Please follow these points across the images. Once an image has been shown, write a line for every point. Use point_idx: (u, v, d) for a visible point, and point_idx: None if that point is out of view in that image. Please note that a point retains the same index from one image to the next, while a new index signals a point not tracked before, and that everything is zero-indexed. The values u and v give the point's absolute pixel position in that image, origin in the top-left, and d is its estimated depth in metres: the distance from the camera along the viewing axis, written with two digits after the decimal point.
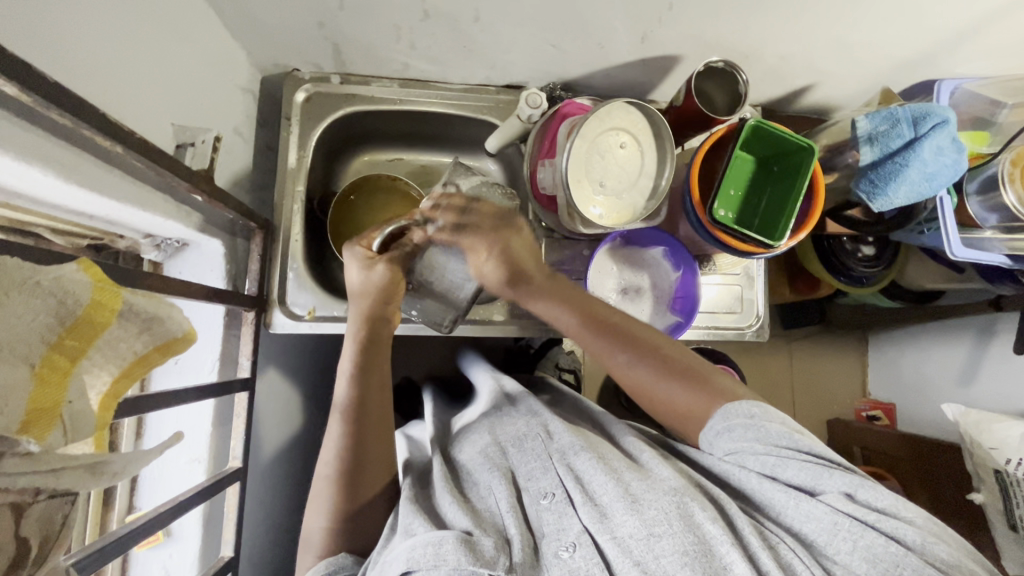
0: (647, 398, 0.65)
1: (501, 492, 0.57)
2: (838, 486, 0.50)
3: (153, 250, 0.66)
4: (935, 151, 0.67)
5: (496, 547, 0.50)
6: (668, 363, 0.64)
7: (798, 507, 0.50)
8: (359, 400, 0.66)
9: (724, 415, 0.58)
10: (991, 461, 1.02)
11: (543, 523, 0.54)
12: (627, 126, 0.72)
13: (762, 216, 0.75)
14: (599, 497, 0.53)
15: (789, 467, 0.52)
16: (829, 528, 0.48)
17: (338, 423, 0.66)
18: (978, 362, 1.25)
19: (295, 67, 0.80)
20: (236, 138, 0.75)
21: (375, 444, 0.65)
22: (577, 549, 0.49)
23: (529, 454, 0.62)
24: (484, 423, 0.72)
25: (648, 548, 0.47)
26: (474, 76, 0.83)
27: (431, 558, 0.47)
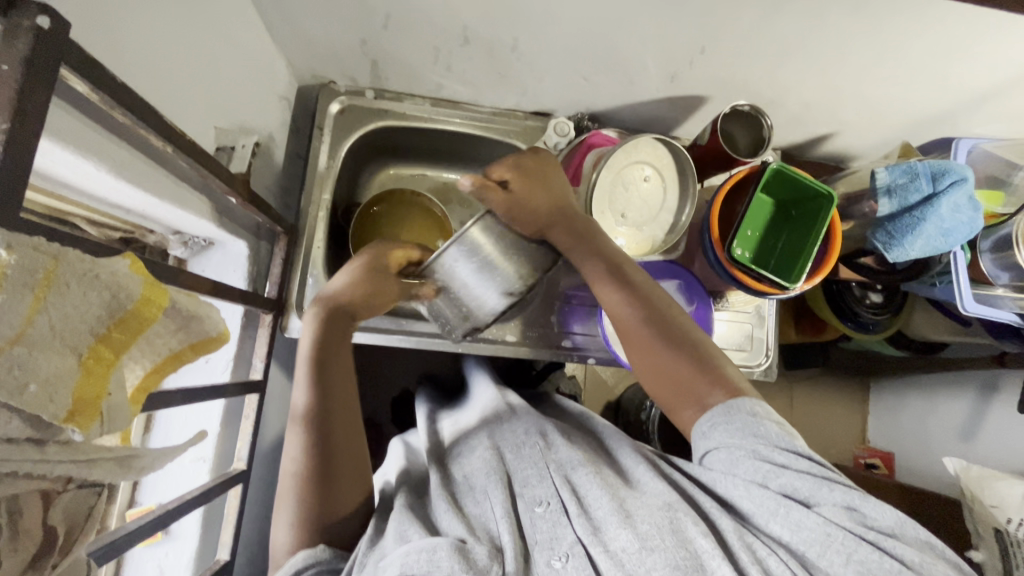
0: (647, 369, 0.63)
1: (496, 499, 0.57)
2: (835, 500, 0.51)
3: (180, 247, 0.67)
4: (954, 208, 0.68)
5: (489, 556, 0.50)
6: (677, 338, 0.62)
7: (787, 516, 0.51)
8: (322, 405, 0.64)
9: (726, 409, 0.56)
10: (991, 519, 1.01)
11: (536, 532, 0.54)
12: (652, 160, 0.73)
13: (779, 258, 0.77)
14: (594, 511, 0.53)
15: (785, 476, 0.52)
16: (822, 539, 0.48)
17: (299, 431, 0.63)
18: (980, 417, 1.24)
19: (332, 80, 0.82)
20: (270, 144, 0.76)
21: (341, 437, 0.64)
22: (570, 559, 0.49)
23: (527, 461, 0.62)
24: (483, 429, 0.71)
25: (640, 562, 0.47)
26: (505, 101, 0.86)
27: (425, 565, 0.47)
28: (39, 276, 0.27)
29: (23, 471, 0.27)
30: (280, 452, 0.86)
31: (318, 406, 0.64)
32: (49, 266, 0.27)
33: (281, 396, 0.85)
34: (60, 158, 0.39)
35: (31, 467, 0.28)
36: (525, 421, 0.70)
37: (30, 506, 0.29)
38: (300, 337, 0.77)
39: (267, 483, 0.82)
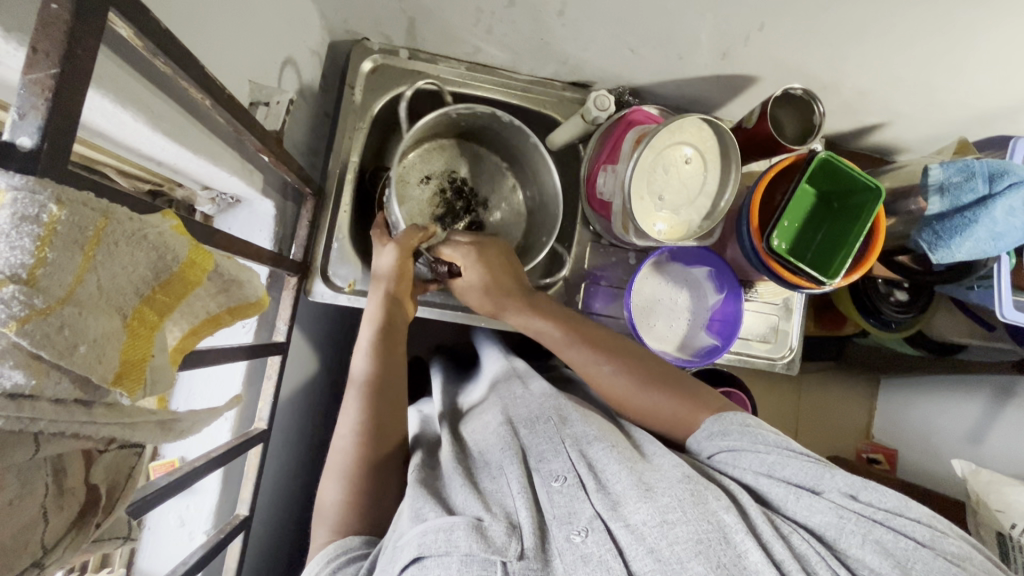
0: (628, 407, 0.67)
1: (512, 473, 0.57)
2: (840, 485, 0.51)
3: (208, 203, 0.67)
4: (1008, 211, 0.66)
5: (507, 533, 0.49)
6: (649, 374, 0.67)
7: (799, 502, 0.51)
8: (378, 376, 0.67)
9: (719, 420, 0.61)
10: (995, 523, 1.02)
11: (553, 505, 0.53)
12: (695, 141, 0.71)
13: (816, 250, 0.75)
14: (613, 485, 0.53)
15: (790, 466, 0.53)
16: (836, 522, 0.48)
17: (356, 395, 0.66)
18: (992, 422, 1.24)
19: (365, 36, 0.79)
20: (300, 100, 0.74)
21: (390, 412, 0.66)
22: (589, 534, 0.49)
23: (542, 436, 0.61)
24: (496, 400, 0.72)
25: (662, 535, 0.46)
26: (544, 69, 0.82)
27: (442, 545, 0.48)
28: (89, 233, 0.25)
29: (69, 432, 0.27)
30: (297, 413, 0.86)
31: (379, 374, 0.67)
32: (100, 224, 0.26)
33: (299, 358, 0.85)
34: (99, 106, 0.38)
35: (77, 428, 0.27)
36: (539, 394, 0.70)
37: (72, 465, 0.28)
38: (323, 302, 0.76)
39: (283, 443, 0.83)
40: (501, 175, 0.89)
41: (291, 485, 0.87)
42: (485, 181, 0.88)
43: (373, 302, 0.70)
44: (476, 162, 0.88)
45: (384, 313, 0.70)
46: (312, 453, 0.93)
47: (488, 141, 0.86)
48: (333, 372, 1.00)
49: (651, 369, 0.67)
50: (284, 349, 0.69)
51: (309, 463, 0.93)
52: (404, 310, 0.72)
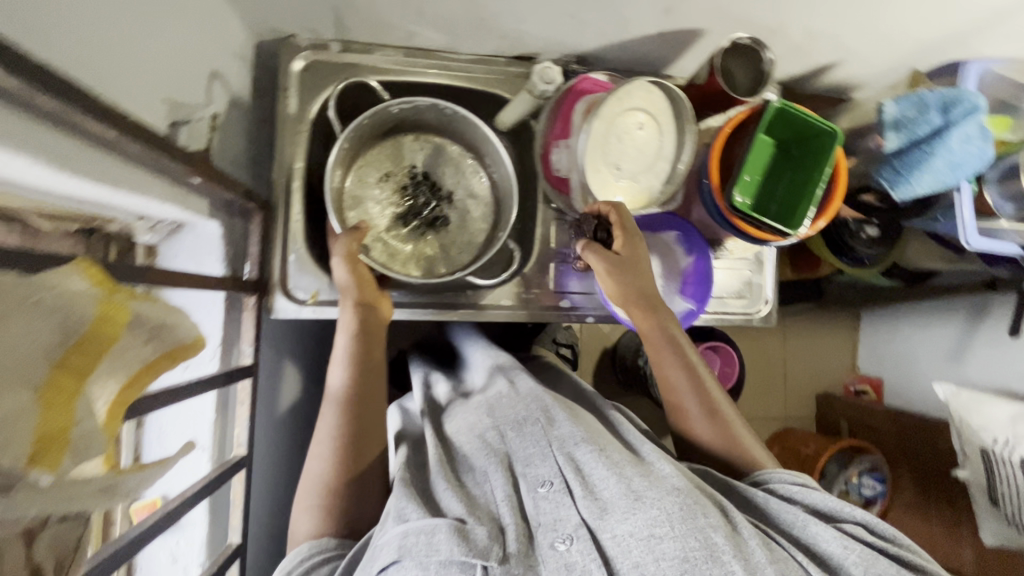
0: (671, 399, 0.69)
1: (497, 480, 0.58)
2: (856, 518, 0.55)
3: (148, 233, 0.63)
4: (964, 139, 0.64)
5: (490, 536, 0.51)
6: (703, 389, 0.68)
7: (806, 528, 0.54)
8: (354, 387, 0.66)
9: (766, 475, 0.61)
10: (976, 440, 1.05)
11: (539, 512, 0.54)
12: (647, 105, 0.69)
13: (780, 202, 0.74)
14: (601, 491, 0.54)
15: (812, 495, 0.57)
16: (840, 549, 0.51)
17: (334, 408, 0.65)
18: (969, 342, 1.27)
19: (293, 33, 0.74)
20: (231, 110, 0.70)
21: (368, 419, 0.65)
22: (574, 543, 0.50)
23: (529, 437, 0.61)
24: (484, 399, 0.71)
25: (647, 550, 0.48)
26: (485, 46, 0.78)
27: (424, 547, 0.49)
28: None
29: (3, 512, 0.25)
30: (281, 430, 0.85)
31: (353, 388, 0.65)
32: None
33: (275, 375, 0.83)
34: None
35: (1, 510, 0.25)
36: (527, 390, 0.68)
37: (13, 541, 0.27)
38: (287, 316, 0.74)
39: (271, 462, 0.82)
40: (466, 167, 0.84)
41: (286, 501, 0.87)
42: (449, 174, 0.83)
43: (345, 314, 0.67)
44: (437, 155, 0.83)
45: (356, 323, 0.67)
46: None
47: (446, 130, 0.81)
48: None
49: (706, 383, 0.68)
50: (252, 371, 0.67)
51: None
52: (378, 315, 0.69)
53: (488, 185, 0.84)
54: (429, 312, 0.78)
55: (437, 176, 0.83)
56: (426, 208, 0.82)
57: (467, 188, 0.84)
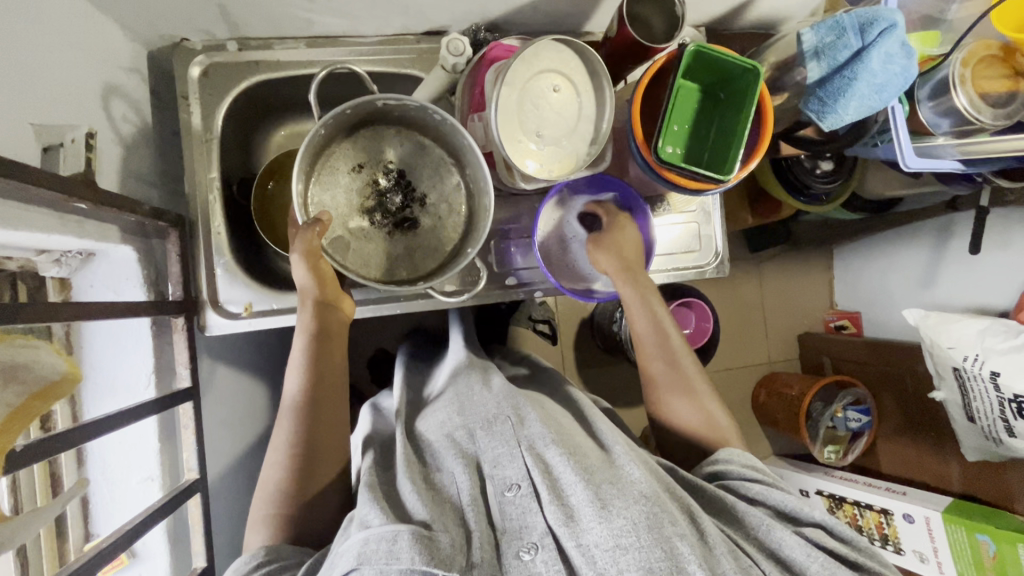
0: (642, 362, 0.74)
1: (464, 483, 0.57)
2: (817, 518, 0.56)
3: (54, 266, 0.59)
4: (886, 59, 0.63)
5: (454, 546, 0.51)
6: (674, 356, 0.72)
7: (770, 532, 0.54)
8: (309, 394, 0.63)
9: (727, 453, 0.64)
10: (949, 359, 1.06)
11: (505, 519, 0.54)
12: (559, 66, 0.66)
13: (711, 148, 0.72)
14: (569, 497, 0.53)
15: (775, 496, 0.58)
16: (806, 555, 0.52)
17: (290, 414, 0.62)
18: (936, 264, 1.27)
19: (183, 38, 0.71)
20: (128, 128, 0.67)
21: (329, 425, 0.63)
22: (539, 552, 0.50)
23: (497, 439, 0.61)
24: (451, 395, 0.70)
25: (612, 560, 0.48)
26: (390, 25, 0.75)
27: (384, 554, 0.48)
28: None
29: None
30: (247, 446, 0.84)
31: (309, 393, 0.63)
32: None
33: (229, 392, 0.81)
34: None
35: None
36: (497, 392, 0.68)
37: None
38: (223, 332, 0.72)
39: (238, 480, 0.80)
40: (446, 168, 0.76)
41: None
42: (427, 174, 0.76)
43: (302, 315, 0.65)
44: (417, 152, 0.76)
45: (315, 324, 0.64)
46: None
47: (427, 126, 0.72)
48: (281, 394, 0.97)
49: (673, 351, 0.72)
50: (192, 393, 0.66)
51: None
52: (338, 315, 0.66)
53: (466, 193, 0.76)
54: (379, 304, 0.78)
55: (413, 176, 0.75)
56: (397, 206, 0.76)
57: (443, 191, 0.76)
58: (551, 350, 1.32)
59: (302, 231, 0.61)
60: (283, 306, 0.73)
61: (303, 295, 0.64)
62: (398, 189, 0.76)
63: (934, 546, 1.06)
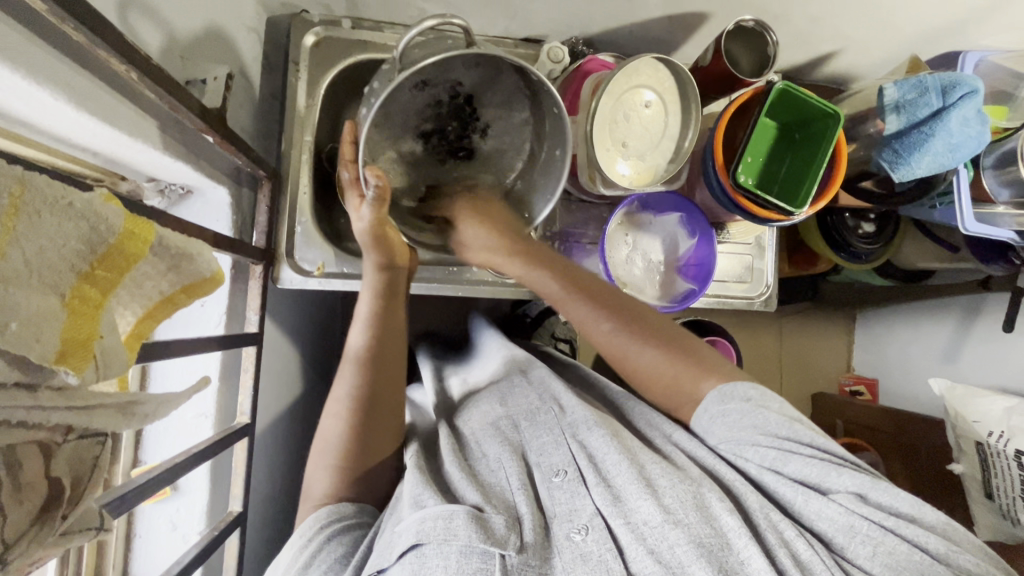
0: (620, 359, 0.66)
1: (511, 467, 0.56)
2: (848, 485, 0.50)
3: (157, 197, 0.63)
4: (962, 122, 0.66)
5: (507, 526, 0.49)
6: (637, 325, 0.65)
7: (808, 505, 0.50)
8: (371, 348, 0.65)
9: (720, 398, 0.58)
10: (973, 433, 1.05)
11: (555, 503, 0.53)
12: (654, 84, 0.70)
13: (783, 183, 0.75)
14: (614, 478, 0.52)
15: (794, 463, 0.52)
16: (845, 529, 0.48)
17: (352, 369, 0.64)
18: (962, 340, 1.28)
19: (304, 9, 0.75)
20: (243, 80, 0.70)
21: (387, 385, 0.64)
22: (589, 533, 0.49)
23: (542, 428, 0.61)
24: (494, 391, 0.70)
25: (662, 536, 0.47)
26: (494, 27, 0.80)
27: (442, 532, 0.47)
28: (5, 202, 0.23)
29: (14, 419, 0.25)
30: (280, 407, 0.84)
31: (370, 347, 0.65)
32: (15, 190, 0.24)
33: (276, 351, 0.82)
34: (11, 84, 0.35)
35: (22, 415, 0.25)
36: (537, 384, 0.69)
37: (28, 458, 0.27)
38: (293, 287, 0.74)
39: (269, 438, 0.81)
40: (519, 98, 0.65)
41: (282, 481, 0.86)
42: (495, 98, 0.65)
43: (368, 273, 0.66)
44: (490, 72, 0.63)
45: (383, 285, 0.66)
46: (298, 447, 0.92)
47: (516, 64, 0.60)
48: (313, 365, 0.98)
49: (637, 318, 0.66)
50: (258, 339, 0.68)
51: (296, 456, 0.92)
52: (404, 276, 0.68)
53: (531, 137, 0.68)
54: (437, 287, 0.79)
55: (481, 101, 0.65)
56: (454, 132, 0.67)
57: (508, 124, 0.67)
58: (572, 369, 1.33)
59: (370, 202, 0.61)
60: (353, 272, 0.76)
61: (369, 254, 0.65)
62: (459, 110, 0.66)
63: None
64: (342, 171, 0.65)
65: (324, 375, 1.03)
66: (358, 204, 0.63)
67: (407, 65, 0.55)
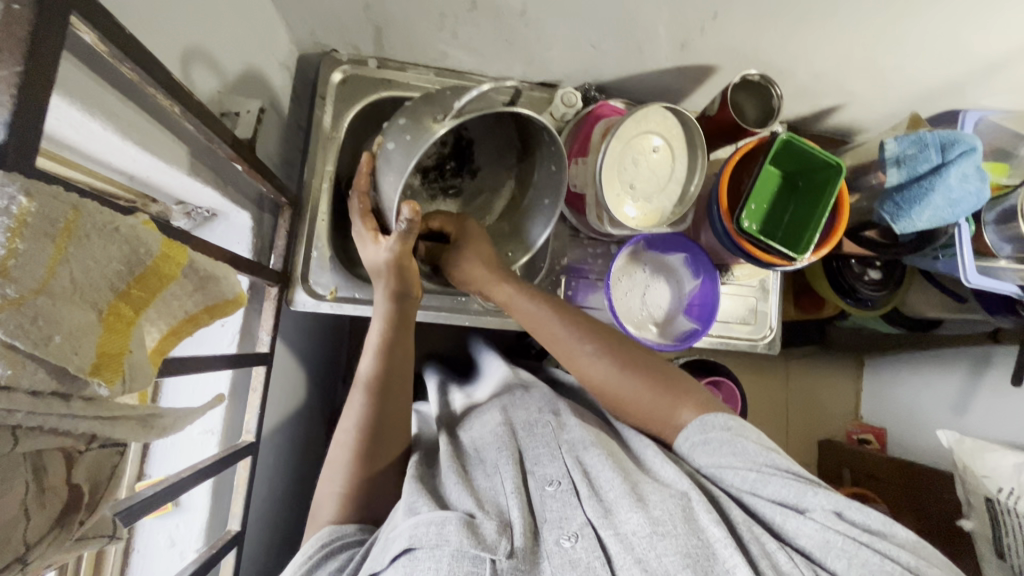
0: (603, 391, 0.64)
1: (506, 473, 0.56)
2: (825, 504, 0.49)
3: (183, 218, 0.67)
4: (962, 177, 0.69)
5: (498, 530, 0.49)
6: (622, 355, 0.64)
7: (786, 523, 0.50)
8: (383, 375, 0.66)
9: (702, 426, 0.57)
10: (982, 489, 1.03)
11: (546, 509, 0.53)
12: (661, 130, 0.73)
13: (786, 230, 0.77)
14: (606, 492, 0.52)
15: (772, 483, 0.51)
16: (821, 544, 0.47)
17: (360, 395, 0.65)
18: (971, 392, 1.27)
19: (333, 48, 0.80)
20: (273, 113, 0.75)
21: (394, 411, 0.66)
22: (579, 540, 0.49)
23: (539, 439, 0.61)
24: (495, 402, 0.71)
25: (650, 546, 0.46)
26: (511, 71, 0.84)
27: (434, 537, 0.47)
28: (59, 225, 0.26)
29: (47, 426, 0.27)
30: (283, 428, 0.85)
31: (383, 374, 0.66)
32: (71, 216, 0.26)
33: (284, 371, 0.84)
34: (66, 113, 0.39)
35: (55, 422, 0.27)
36: (538, 399, 0.70)
37: (53, 463, 0.28)
38: (306, 310, 0.76)
39: (271, 459, 0.82)
40: (508, 152, 0.77)
41: (281, 503, 0.86)
42: (488, 151, 0.78)
43: (381, 300, 0.67)
44: (493, 127, 0.75)
45: (395, 314, 0.67)
46: (297, 469, 0.92)
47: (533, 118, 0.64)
48: (317, 387, 0.99)
49: (617, 344, 0.65)
50: (268, 359, 0.69)
51: (296, 478, 0.92)
52: (415, 305, 0.69)
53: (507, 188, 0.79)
54: (443, 315, 0.81)
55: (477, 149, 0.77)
56: (449, 171, 0.78)
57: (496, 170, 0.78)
58: None
59: (398, 234, 0.62)
60: (365, 297, 0.79)
61: (383, 281, 0.67)
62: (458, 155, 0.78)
63: None
64: (355, 200, 0.68)
65: (327, 399, 1.04)
66: (374, 238, 0.65)
67: (458, 116, 0.58)
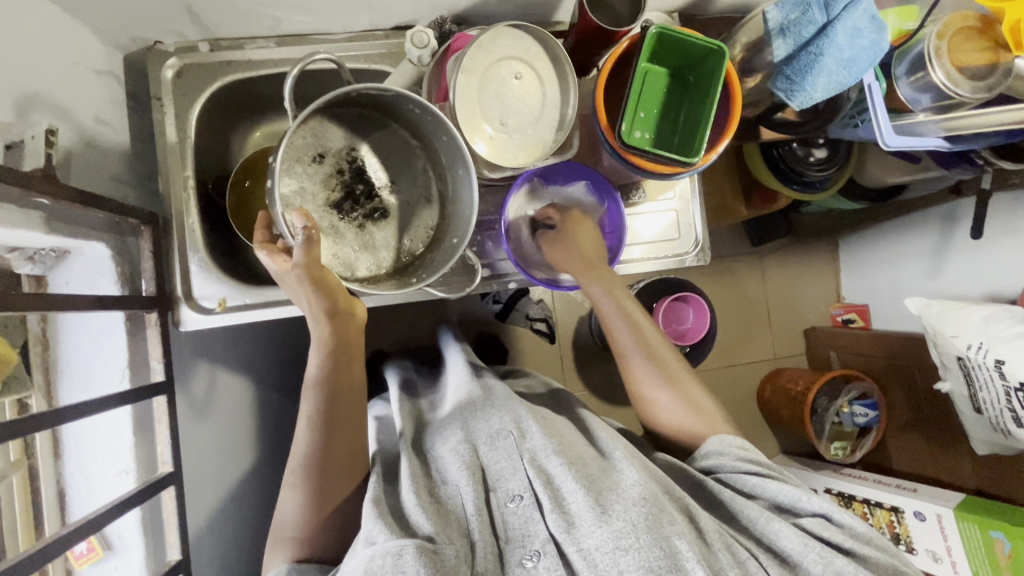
0: (636, 388, 0.76)
1: (468, 491, 0.57)
2: (815, 509, 0.61)
3: (27, 263, 0.62)
4: (852, 33, 0.62)
5: (458, 555, 0.52)
6: (657, 360, 0.75)
7: (770, 524, 0.59)
8: (331, 400, 0.63)
9: (719, 441, 0.69)
10: (954, 349, 0.99)
11: (508, 527, 0.56)
12: (521, 54, 0.66)
13: (681, 133, 0.71)
14: (570, 504, 0.56)
15: (772, 488, 0.63)
16: (802, 544, 0.57)
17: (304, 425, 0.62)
18: (944, 251, 1.21)
19: (156, 40, 0.72)
20: (101, 127, 0.69)
21: (342, 440, 0.63)
22: (541, 558, 0.53)
23: (501, 451, 0.61)
24: (456, 415, 0.68)
25: (613, 561, 0.52)
26: (359, 21, 0.75)
27: (390, 569, 0.48)
28: None
29: None
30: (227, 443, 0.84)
31: (329, 400, 0.63)
32: None
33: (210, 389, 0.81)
34: None
35: None
36: (498, 401, 0.68)
37: None
38: (197, 327, 0.72)
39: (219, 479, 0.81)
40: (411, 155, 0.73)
41: (256, 512, 0.86)
42: (393, 163, 0.73)
43: (315, 324, 0.62)
44: (378, 133, 0.72)
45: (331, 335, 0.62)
46: None
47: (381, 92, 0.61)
48: None
49: (653, 345, 0.75)
50: (167, 387, 0.67)
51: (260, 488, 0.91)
52: (350, 322, 0.64)
53: (435, 189, 0.73)
54: None
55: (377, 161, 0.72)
56: (362, 194, 0.72)
57: (412, 177, 0.73)
58: (551, 351, 1.28)
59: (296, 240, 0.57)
60: (255, 302, 0.73)
61: (310, 302, 0.61)
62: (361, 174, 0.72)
63: (947, 544, 0.98)
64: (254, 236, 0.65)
65: None
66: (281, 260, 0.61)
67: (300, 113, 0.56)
